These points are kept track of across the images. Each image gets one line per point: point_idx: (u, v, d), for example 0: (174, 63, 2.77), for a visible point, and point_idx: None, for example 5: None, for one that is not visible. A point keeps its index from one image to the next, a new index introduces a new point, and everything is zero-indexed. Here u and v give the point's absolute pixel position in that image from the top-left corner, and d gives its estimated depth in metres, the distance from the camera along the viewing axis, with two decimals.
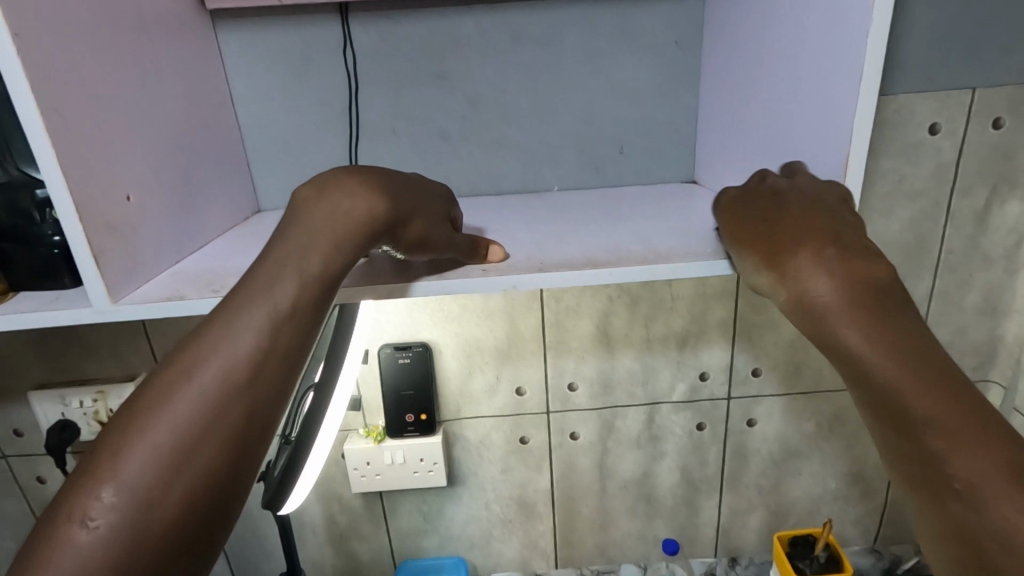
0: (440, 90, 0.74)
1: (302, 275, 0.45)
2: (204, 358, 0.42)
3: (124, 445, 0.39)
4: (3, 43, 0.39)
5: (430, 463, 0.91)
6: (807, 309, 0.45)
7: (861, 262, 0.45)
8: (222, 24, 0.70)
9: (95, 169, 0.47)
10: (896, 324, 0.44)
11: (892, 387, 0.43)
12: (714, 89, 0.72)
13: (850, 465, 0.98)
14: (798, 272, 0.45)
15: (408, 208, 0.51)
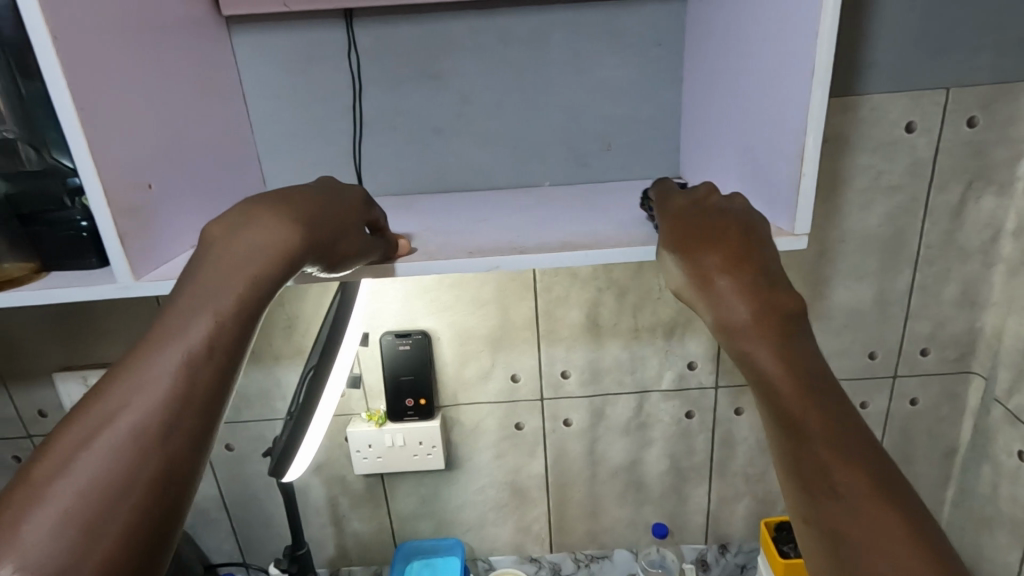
0: (429, 87, 0.78)
1: (216, 313, 0.46)
2: (116, 409, 0.42)
3: (28, 513, 0.37)
4: (45, 44, 0.45)
5: (428, 446, 0.95)
6: (725, 326, 0.49)
7: (769, 289, 0.49)
8: (235, 28, 0.75)
9: (118, 157, 0.52)
10: (807, 363, 0.47)
11: (810, 439, 0.45)
12: (696, 88, 0.76)
13: None
14: (719, 295, 0.49)
15: (328, 233, 0.54)
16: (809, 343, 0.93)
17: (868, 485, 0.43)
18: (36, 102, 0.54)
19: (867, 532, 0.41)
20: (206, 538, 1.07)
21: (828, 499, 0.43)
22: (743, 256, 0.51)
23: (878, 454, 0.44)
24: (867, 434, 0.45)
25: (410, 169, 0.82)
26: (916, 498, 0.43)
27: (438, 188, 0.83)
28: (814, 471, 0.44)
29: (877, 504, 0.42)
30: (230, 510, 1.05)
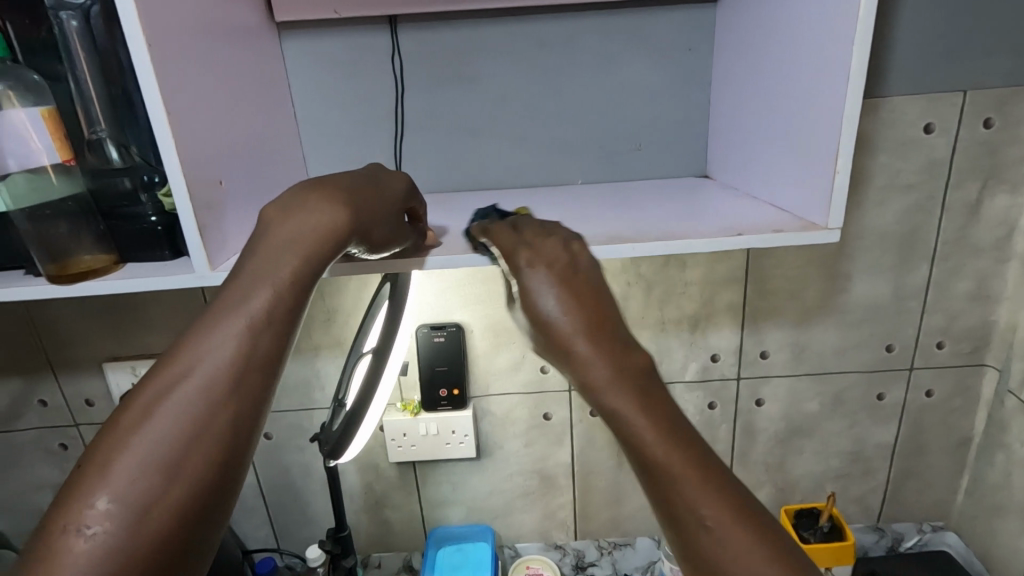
0: (471, 90, 0.82)
1: (274, 287, 0.50)
2: (188, 371, 0.46)
3: (112, 458, 0.42)
4: (140, 48, 0.49)
5: (461, 435, 0.99)
6: (589, 388, 0.45)
7: (566, 342, 0.46)
8: (285, 33, 0.79)
9: (196, 155, 0.56)
10: (621, 403, 0.44)
11: (676, 487, 0.42)
12: (726, 90, 0.79)
13: (852, 444, 1.04)
14: (581, 359, 0.45)
15: (371, 216, 0.57)
16: (828, 337, 0.97)
17: (744, 524, 0.41)
18: (128, 102, 0.58)
19: (742, 575, 0.40)
20: (242, 525, 1.11)
21: (700, 544, 0.41)
22: (589, 308, 0.47)
23: (741, 490, 0.43)
24: (727, 470, 0.44)
25: (448, 167, 0.85)
26: (779, 526, 0.43)
27: (474, 186, 0.87)
28: (683, 518, 0.42)
29: (751, 544, 0.41)
30: (267, 497, 1.08)
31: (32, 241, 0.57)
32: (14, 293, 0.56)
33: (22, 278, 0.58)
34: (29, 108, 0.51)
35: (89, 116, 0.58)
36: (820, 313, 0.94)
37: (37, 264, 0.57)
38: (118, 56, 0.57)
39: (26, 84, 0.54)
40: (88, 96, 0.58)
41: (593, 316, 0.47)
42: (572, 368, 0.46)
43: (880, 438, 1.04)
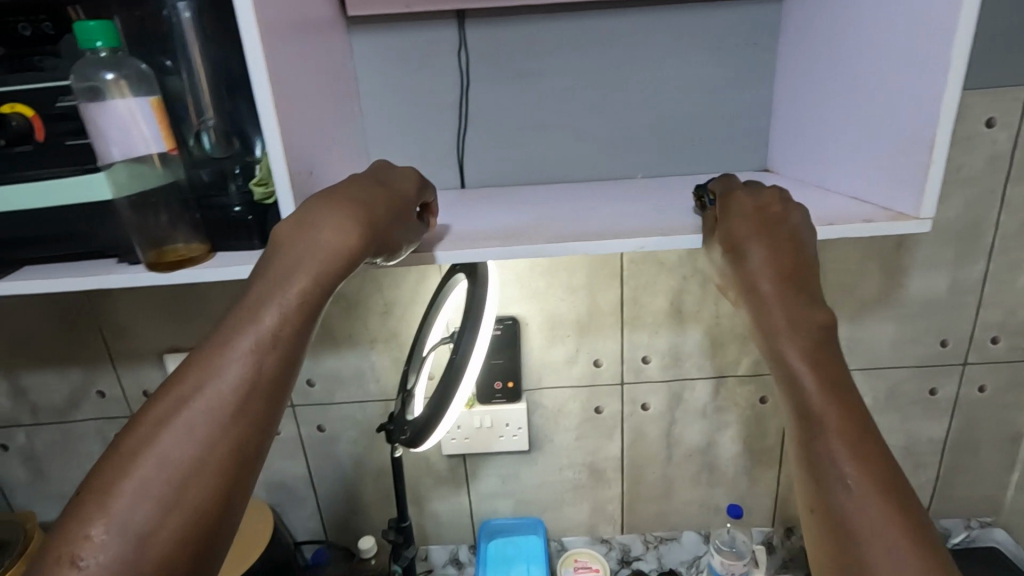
0: (536, 83, 0.83)
1: (283, 307, 0.50)
2: (198, 394, 0.47)
3: (118, 484, 0.43)
4: (252, 36, 0.50)
5: (514, 428, 1.01)
6: (784, 334, 0.54)
7: (779, 295, 0.55)
8: (354, 28, 0.80)
9: (294, 144, 0.58)
10: (806, 374, 0.52)
11: (830, 456, 0.50)
12: (791, 83, 0.79)
13: (903, 438, 1.04)
14: (773, 307, 0.55)
15: (386, 231, 0.57)
16: (882, 331, 0.97)
17: (877, 497, 0.48)
18: (236, 94, 0.62)
19: (871, 535, 0.47)
20: (292, 516, 1.12)
21: (835, 504, 0.49)
22: (785, 266, 0.56)
23: (895, 471, 0.49)
24: (893, 460, 0.50)
25: (512, 161, 0.87)
26: (920, 511, 0.48)
27: (536, 180, 0.88)
28: (828, 479, 0.50)
29: (885, 512, 0.47)
30: (317, 489, 1.09)
31: (132, 227, 0.58)
32: (112, 281, 0.57)
33: (114, 266, 0.59)
34: (139, 97, 0.52)
35: (200, 107, 0.62)
36: (873, 307, 0.95)
37: (134, 251, 0.59)
38: (230, 52, 0.62)
39: (137, 74, 0.55)
40: (198, 87, 0.62)
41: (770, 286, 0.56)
42: (756, 314, 0.56)
43: (932, 433, 1.04)
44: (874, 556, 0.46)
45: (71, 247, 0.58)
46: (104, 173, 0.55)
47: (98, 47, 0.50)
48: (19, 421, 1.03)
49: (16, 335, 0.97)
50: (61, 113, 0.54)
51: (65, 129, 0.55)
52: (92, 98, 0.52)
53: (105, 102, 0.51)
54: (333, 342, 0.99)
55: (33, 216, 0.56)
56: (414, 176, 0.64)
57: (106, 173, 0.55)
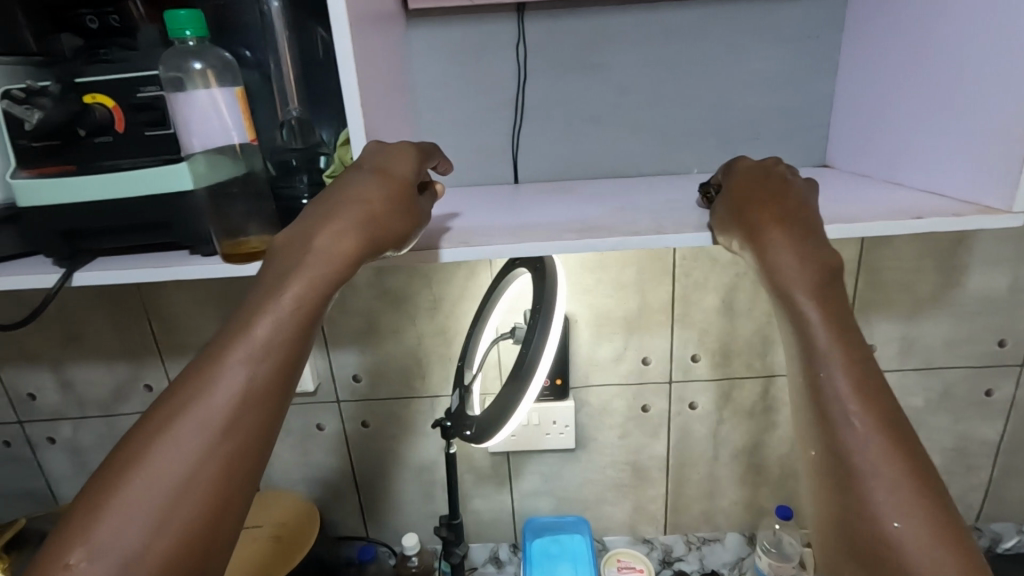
0: (594, 78, 0.84)
1: (277, 318, 0.50)
2: (190, 410, 0.46)
3: (107, 501, 0.44)
4: (341, 25, 0.53)
5: (561, 425, 1.00)
6: (776, 277, 0.54)
7: (803, 235, 0.55)
8: (415, 24, 0.81)
9: (370, 129, 0.60)
10: (811, 307, 0.53)
11: (842, 391, 0.51)
12: (853, 80, 0.79)
13: (956, 440, 1.02)
14: (782, 252, 0.55)
15: (388, 233, 0.54)
16: (938, 329, 0.95)
17: (887, 438, 0.50)
18: (319, 84, 0.64)
19: (873, 471, 0.49)
20: (332, 513, 1.11)
21: (841, 437, 0.51)
22: (786, 206, 0.57)
23: (897, 414, 0.51)
24: (898, 405, 0.51)
25: (566, 156, 0.87)
26: (927, 459, 0.50)
27: (590, 175, 0.88)
28: (833, 413, 0.51)
29: (886, 451, 0.49)
30: (358, 487, 1.09)
31: (206, 216, 0.57)
32: (187, 271, 0.56)
33: (188, 258, 0.58)
34: (224, 87, 0.53)
35: (285, 96, 0.63)
36: (929, 306, 0.94)
37: (210, 243, 0.58)
38: (308, 45, 0.63)
39: (221, 64, 0.56)
40: (284, 75, 0.63)
41: (762, 236, 0.56)
42: (755, 259, 0.56)
43: (985, 435, 1.02)
44: (874, 488, 0.49)
45: (147, 237, 0.58)
46: (183, 163, 0.55)
47: (187, 36, 0.50)
48: (67, 415, 1.04)
49: (68, 329, 0.98)
50: (142, 103, 0.55)
51: (146, 119, 0.55)
52: (177, 87, 0.52)
53: (190, 91, 0.51)
54: (380, 337, 0.99)
55: (113, 205, 0.56)
56: (414, 153, 0.59)
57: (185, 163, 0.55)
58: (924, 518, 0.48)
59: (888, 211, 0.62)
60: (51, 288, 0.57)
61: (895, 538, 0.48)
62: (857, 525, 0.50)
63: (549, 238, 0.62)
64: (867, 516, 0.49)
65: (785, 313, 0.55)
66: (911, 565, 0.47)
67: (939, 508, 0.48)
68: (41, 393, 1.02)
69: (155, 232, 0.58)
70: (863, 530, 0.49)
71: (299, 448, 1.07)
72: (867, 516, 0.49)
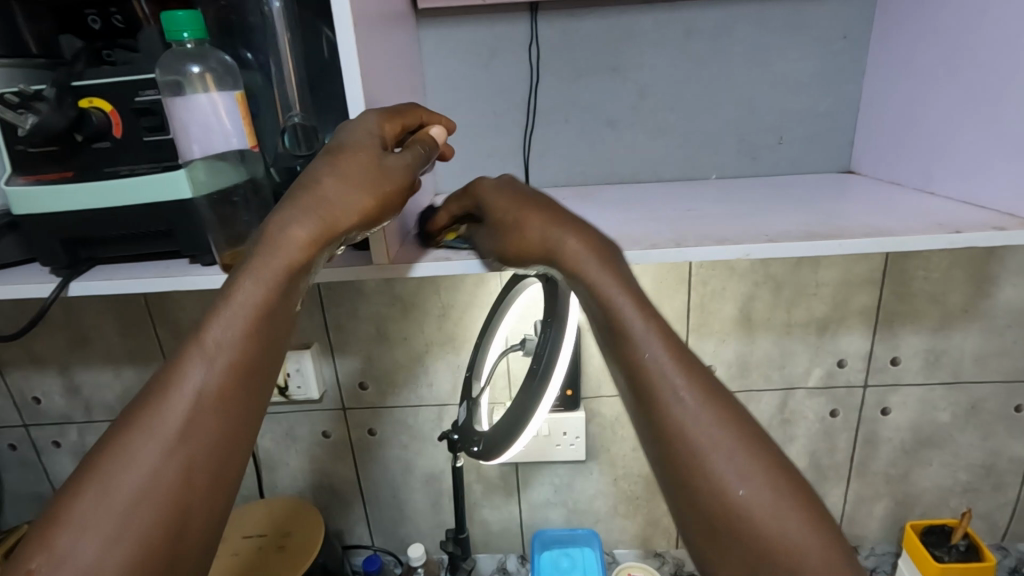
0: (610, 80, 0.81)
1: (229, 318, 0.48)
2: (143, 421, 0.45)
3: (61, 522, 0.42)
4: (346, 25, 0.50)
5: (572, 436, 0.98)
6: (565, 255, 0.53)
7: (586, 223, 0.55)
8: (426, 25, 0.79)
9: None
10: (620, 296, 0.51)
11: (657, 365, 0.49)
12: (883, 83, 0.76)
13: (983, 457, 0.98)
14: (558, 227, 0.54)
15: (344, 209, 0.51)
16: (967, 342, 0.91)
17: (715, 409, 0.47)
18: (325, 88, 0.62)
19: (725, 462, 0.45)
20: (337, 521, 1.09)
21: (671, 414, 0.47)
22: (553, 205, 0.57)
23: (716, 385, 0.49)
24: (711, 374, 0.50)
25: (580, 161, 0.85)
26: (753, 420, 0.48)
27: (604, 180, 0.86)
28: (659, 389, 0.48)
29: (715, 415, 0.47)
30: (365, 495, 1.07)
31: (212, 228, 0.56)
32: (189, 284, 0.55)
33: (189, 266, 0.57)
34: (224, 91, 0.51)
35: (286, 101, 0.59)
36: (958, 318, 0.90)
37: (212, 251, 0.56)
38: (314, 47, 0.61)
39: (221, 66, 0.53)
40: (286, 77, 0.59)
41: (550, 234, 0.54)
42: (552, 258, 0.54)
43: (1014, 452, 0.98)
44: (713, 460, 0.46)
45: (149, 245, 0.57)
46: (184, 171, 0.54)
47: (185, 38, 0.48)
48: (73, 418, 1.03)
49: (73, 332, 0.97)
50: (143, 107, 0.53)
51: (146, 124, 0.53)
52: (176, 92, 0.50)
53: (189, 95, 0.50)
54: (388, 344, 0.96)
55: (113, 212, 0.55)
56: (374, 115, 0.54)
57: (186, 170, 0.53)
58: (765, 477, 0.45)
59: (920, 223, 0.58)
60: (48, 298, 0.55)
61: (742, 506, 0.44)
62: (703, 503, 0.46)
63: None
64: (713, 488, 0.45)
65: (600, 309, 0.51)
66: (764, 533, 0.44)
67: (780, 468, 0.46)
68: (47, 396, 1.01)
69: (156, 240, 0.57)
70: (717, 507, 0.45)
71: (304, 455, 1.05)
72: (715, 488, 0.45)
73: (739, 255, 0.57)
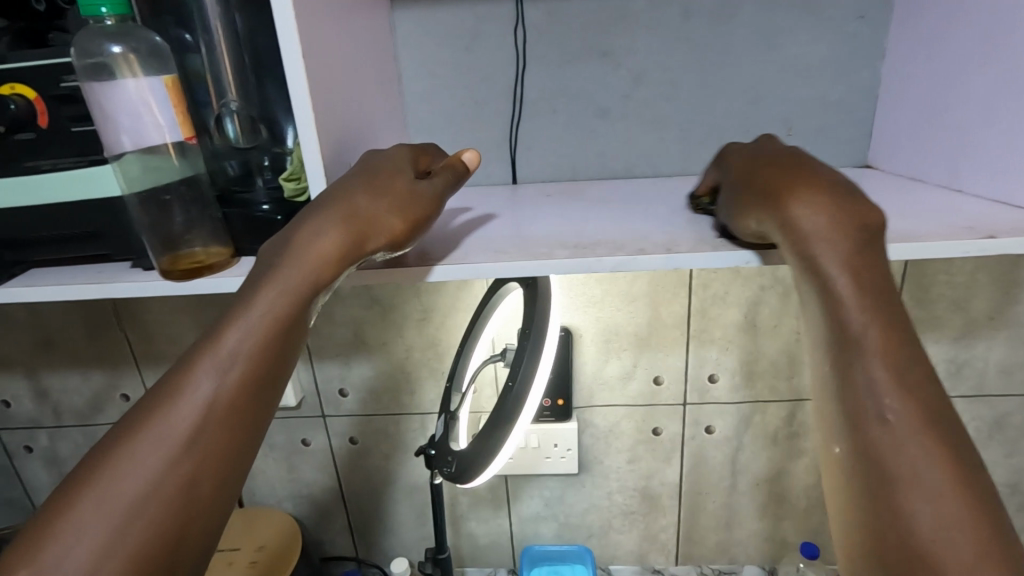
0: (603, 66, 0.74)
1: (248, 325, 0.43)
2: (149, 425, 0.40)
3: (54, 526, 0.37)
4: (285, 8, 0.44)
5: (562, 449, 0.92)
6: (812, 268, 0.42)
7: (860, 207, 0.43)
8: (402, 7, 0.73)
9: (330, 128, 0.51)
10: (848, 304, 0.41)
11: (875, 375, 0.40)
12: (902, 69, 0.69)
13: (1008, 475, 0.91)
14: (811, 244, 0.42)
15: (372, 225, 0.46)
16: (993, 352, 0.84)
17: (938, 451, 0.38)
18: (262, 72, 0.56)
19: (941, 540, 0.36)
20: (318, 532, 1.05)
21: (872, 439, 0.39)
22: (805, 181, 0.45)
23: (949, 425, 0.39)
24: (953, 414, 0.39)
25: (570, 154, 0.78)
26: (986, 475, 0.38)
27: (597, 176, 0.79)
28: (864, 406, 0.40)
29: (935, 456, 0.38)
30: (347, 506, 1.02)
31: (147, 230, 0.52)
32: (125, 290, 0.50)
33: (127, 271, 0.53)
34: (150, 76, 0.45)
35: (220, 88, 0.55)
36: (984, 326, 0.83)
37: (148, 255, 0.52)
38: (248, 28, 0.55)
39: (148, 48, 0.47)
40: (219, 63, 0.55)
41: (806, 240, 0.43)
42: (776, 228, 0.45)
43: None
44: (910, 501, 0.37)
45: (77, 247, 0.53)
46: (111, 166, 0.49)
47: (103, 14, 0.44)
48: (43, 423, 0.99)
49: (38, 335, 0.92)
50: (65, 94, 0.47)
51: (71, 113, 0.48)
52: (93, 77, 0.44)
53: (113, 81, 0.44)
54: (366, 350, 0.91)
55: (37, 212, 0.51)
56: (404, 152, 0.53)
57: (115, 165, 0.49)
58: (977, 542, 0.36)
59: (945, 226, 0.52)
60: None
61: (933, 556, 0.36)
62: (882, 529, 0.38)
63: (543, 254, 0.53)
64: (896, 522, 0.38)
65: (812, 291, 0.43)
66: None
67: (998, 547, 0.36)
68: (15, 400, 0.97)
69: (85, 242, 0.53)
70: (897, 544, 0.38)
71: (283, 464, 1.00)
72: (906, 534, 0.37)
73: (737, 262, 0.50)
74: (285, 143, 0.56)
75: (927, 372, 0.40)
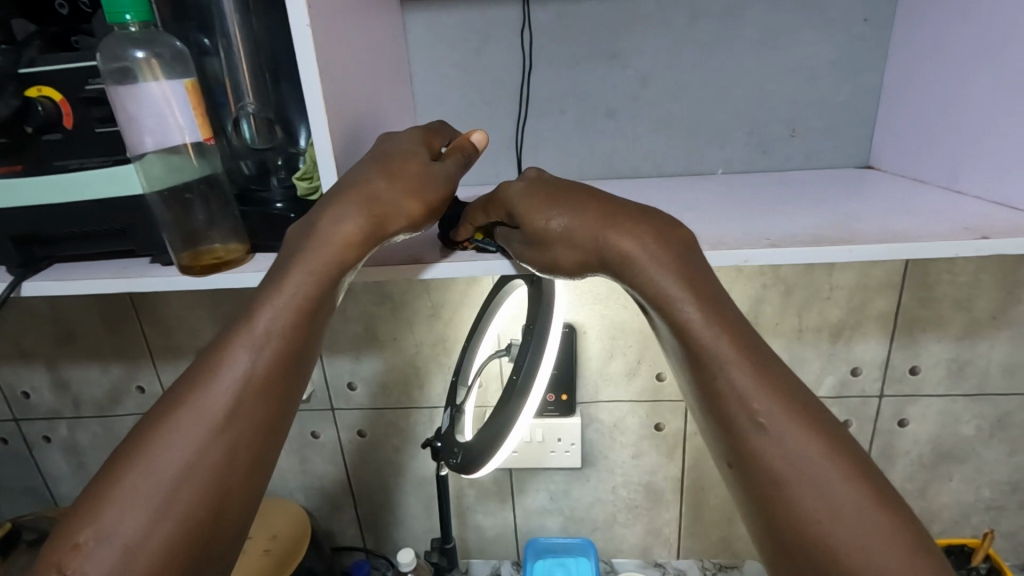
0: (609, 67, 0.75)
1: (277, 306, 0.46)
2: (192, 398, 0.43)
3: (111, 493, 0.41)
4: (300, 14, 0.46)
5: (567, 443, 0.94)
6: (648, 288, 0.47)
7: (670, 230, 0.48)
8: (412, 8, 0.75)
9: (343, 128, 0.53)
10: (693, 314, 0.46)
11: (744, 387, 0.44)
12: (906, 71, 0.69)
13: (1009, 473, 0.91)
14: (644, 274, 0.47)
15: (386, 212, 0.48)
16: (995, 351, 0.85)
17: (805, 428, 0.44)
18: (278, 75, 0.58)
19: (826, 507, 0.42)
20: (329, 522, 1.07)
21: (754, 445, 0.44)
22: (620, 211, 0.49)
23: (813, 409, 0.45)
24: (813, 399, 0.46)
25: (576, 154, 0.80)
26: (845, 431, 0.45)
27: (603, 176, 0.81)
28: (737, 419, 0.44)
29: (806, 442, 0.43)
30: (356, 497, 1.04)
31: (168, 227, 0.54)
32: (146, 284, 0.53)
33: (149, 266, 0.56)
34: (173, 79, 0.47)
35: (239, 92, 0.57)
36: (986, 325, 0.83)
37: (169, 251, 0.55)
38: (266, 34, 0.57)
39: (170, 53, 0.50)
40: (238, 67, 0.57)
41: (642, 270, 0.47)
42: (613, 267, 0.49)
43: None
44: (796, 490, 0.43)
45: (103, 241, 0.56)
46: (134, 166, 0.51)
47: (128, 20, 0.46)
48: (62, 414, 1.02)
49: (59, 328, 0.95)
50: (92, 96, 0.50)
51: (98, 114, 0.50)
52: (120, 80, 0.47)
53: (138, 85, 0.46)
54: (376, 344, 0.93)
55: (65, 209, 0.53)
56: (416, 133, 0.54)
57: (138, 165, 0.51)
58: (856, 502, 0.42)
59: (943, 226, 0.53)
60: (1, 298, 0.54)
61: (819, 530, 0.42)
62: (778, 523, 0.43)
63: None
64: (789, 515, 0.43)
65: (662, 318, 0.47)
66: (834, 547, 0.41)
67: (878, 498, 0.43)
68: (36, 391, 1.00)
69: (110, 237, 0.56)
70: (793, 526, 0.43)
71: (294, 456, 1.02)
72: (793, 515, 0.43)
73: (738, 260, 0.52)
74: (298, 142, 0.58)
75: (779, 365, 0.46)
